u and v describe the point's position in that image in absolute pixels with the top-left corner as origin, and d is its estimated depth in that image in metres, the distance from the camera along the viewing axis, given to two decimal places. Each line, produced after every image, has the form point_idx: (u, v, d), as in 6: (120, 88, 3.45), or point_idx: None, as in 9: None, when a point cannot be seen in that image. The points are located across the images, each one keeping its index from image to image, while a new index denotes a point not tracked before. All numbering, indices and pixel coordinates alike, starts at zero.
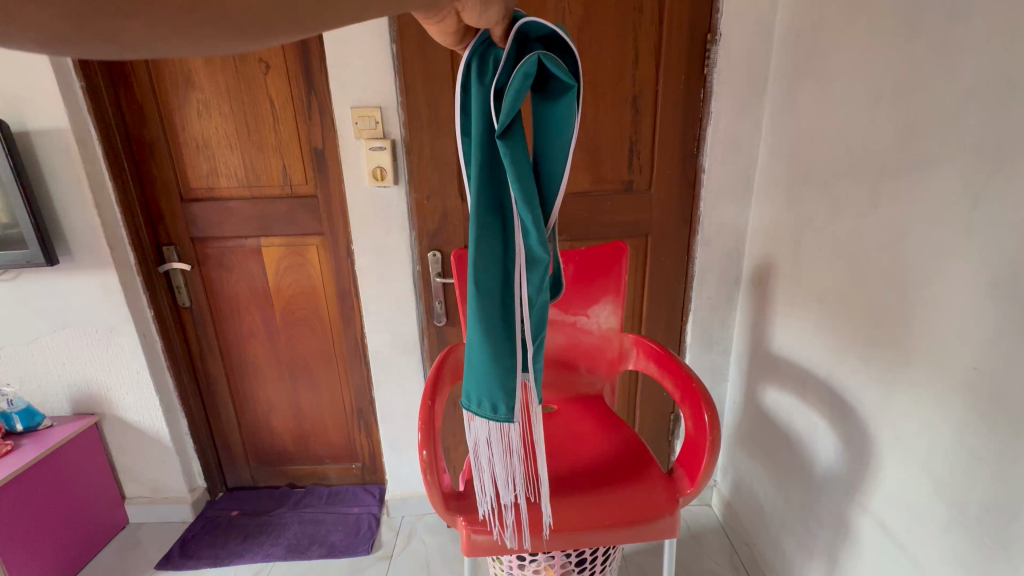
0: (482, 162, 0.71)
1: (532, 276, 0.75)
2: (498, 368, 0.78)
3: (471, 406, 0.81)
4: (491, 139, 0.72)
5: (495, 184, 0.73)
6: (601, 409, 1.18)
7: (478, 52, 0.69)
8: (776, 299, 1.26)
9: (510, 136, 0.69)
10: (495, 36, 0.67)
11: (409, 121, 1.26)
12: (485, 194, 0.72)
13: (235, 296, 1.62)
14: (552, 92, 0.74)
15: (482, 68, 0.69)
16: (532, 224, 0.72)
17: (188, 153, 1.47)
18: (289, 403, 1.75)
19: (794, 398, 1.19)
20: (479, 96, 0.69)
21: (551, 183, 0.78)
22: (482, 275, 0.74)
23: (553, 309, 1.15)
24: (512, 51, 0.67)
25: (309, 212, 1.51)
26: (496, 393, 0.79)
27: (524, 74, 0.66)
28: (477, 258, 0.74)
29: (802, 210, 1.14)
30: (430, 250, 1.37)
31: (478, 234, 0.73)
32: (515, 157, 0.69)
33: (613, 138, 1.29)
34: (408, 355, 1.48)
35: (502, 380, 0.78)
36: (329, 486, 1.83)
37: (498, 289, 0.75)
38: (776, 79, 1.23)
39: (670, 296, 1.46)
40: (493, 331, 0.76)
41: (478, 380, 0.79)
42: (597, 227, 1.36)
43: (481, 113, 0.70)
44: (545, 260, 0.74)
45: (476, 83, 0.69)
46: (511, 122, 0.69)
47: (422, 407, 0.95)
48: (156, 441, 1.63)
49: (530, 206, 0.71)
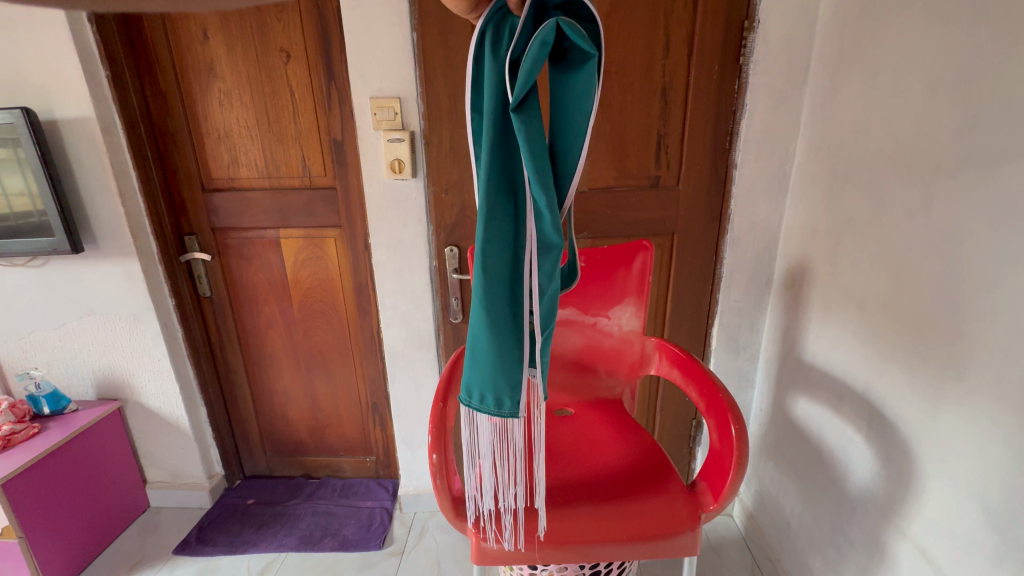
0: (495, 138, 0.70)
1: (545, 261, 0.74)
2: (505, 358, 0.75)
3: (472, 402, 0.79)
4: (505, 114, 0.70)
5: (507, 162, 0.72)
6: (621, 416, 1.12)
7: (493, 23, 0.69)
8: (811, 304, 1.19)
9: (524, 108, 0.69)
10: (511, 5, 0.67)
11: (428, 111, 1.23)
12: (496, 171, 0.71)
13: (254, 286, 1.63)
14: (570, 64, 0.73)
15: (497, 39, 0.69)
16: (545, 203, 0.70)
17: (210, 142, 1.48)
18: (305, 393, 1.76)
19: (826, 410, 1.13)
20: (492, 68, 0.69)
21: (565, 163, 0.76)
22: (491, 257, 0.72)
23: (572, 309, 1.11)
24: (527, 21, 0.67)
25: (327, 204, 1.50)
26: (501, 385, 0.76)
27: (541, 42, 0.66)
28: (487, 237, 0.72)
29: (843, 211, 1.07)
30: (447, 245, 1.34)
31: (488, 214, 0.71)
32: (529, 132, 0.69)
33: (639, 131, 1.23)
34: (423, 350, 1.46)
35: (510, 370, 0.76)
36: (343, 478, 1.84)
37: (506, 274, 0.73)
38: (817, 70, 1.15)
39: (696, 298, 1.39)
40: (499, 319, 0.74)
41: (483, 371, 0.77)
42: (620, 225, 1.30)
43: (494, 87, 0.69)
44: (560, 245, 0.72)
45: (490, 56, 0.69)
46: (524, 94, 0.68)
47: (434, 408, 0.93)
48: (175, 428, 1.65)
49: (543, 183, 0.69)
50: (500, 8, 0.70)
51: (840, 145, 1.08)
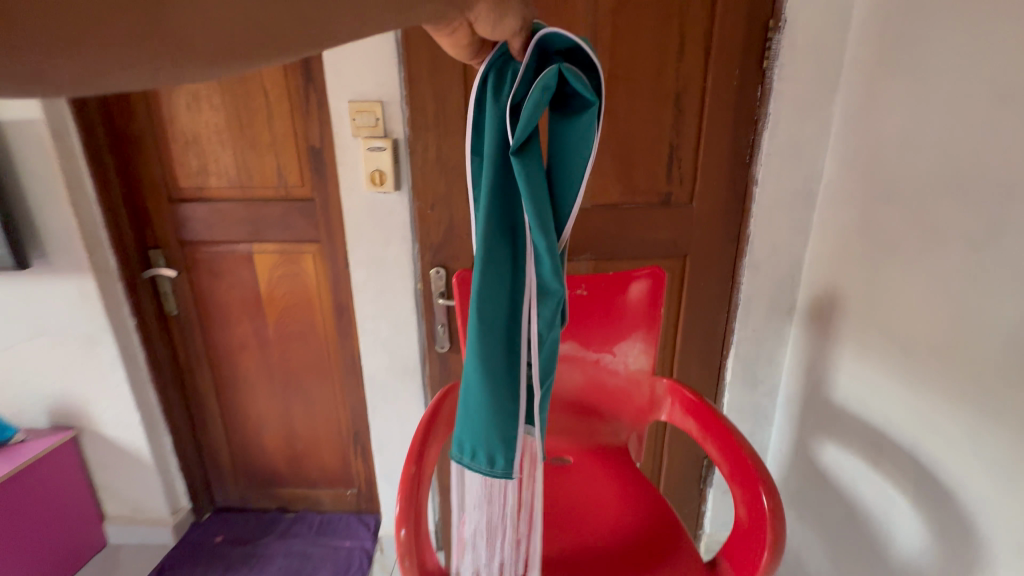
0: (495, 186, 0.58)
1: (543, 310, 0.60)
2: (498, 413, 0.62)
3: (464, 458, 0.65)
4: (506, 163, 0.58)
5: (506, 207, 0.59)
6: (627, 467, 0.98)
7: (496, 66, 0.57)
8: (842, 340, 1.05)
9: (527, 154, 0.55)
10: (512, 47, 0.55)
11: (412, 117, 1.09)
12: (496, 220, 0.58)
13: (225, 304, 1.49)
14: (572, 108, 0.60)
15: (498, 83, 0.57)
16: (547, 250, 0.56)
17: (177, 149, 1.35)
18: (281, 420, 1.61)
19: (861, 462, 0.99)
20: (494, 116, 0.56)
21: (565, 206, 0.62)
22: (486, 311, 0.59)
23: (571, 344, 0.98)
24: (531, 63, 0.54)
25: (305, 216, 1.37)
26: (493, 443, 0.62)
27: (543, 87, 0.53)
28: (482, 291, 0.59)
29: (883, 236, 0.94)
30: (433, 266, 1.20)
31: (484, 263, 0.58)
32: (531, 182, 0.55)
33: (649, 143, 1.10)
34: (407, 380, 1.32)
35: (505, 429, 0.62)
36: (321, 513, 1.70)
37: (503, 323, 0.60)
38: (850, 76, 1.02)
39: (709, 327, 1.25)
40: (492, 369, 0.61)
41: (475, 426, 0.63)
42: (626, 246, 1.17)
43: (494, 130, 0.56)
44: (560, 292, 0.59)
45: (490, 100, 0.57)
46: (528, 139, 0.55)
47: (404, 477, 0.81)
48: (136, 460, 1.51)
49: (545, 229, 0.56)
50: (502, 50, 0.56)
51: (878, 161, 0.95)
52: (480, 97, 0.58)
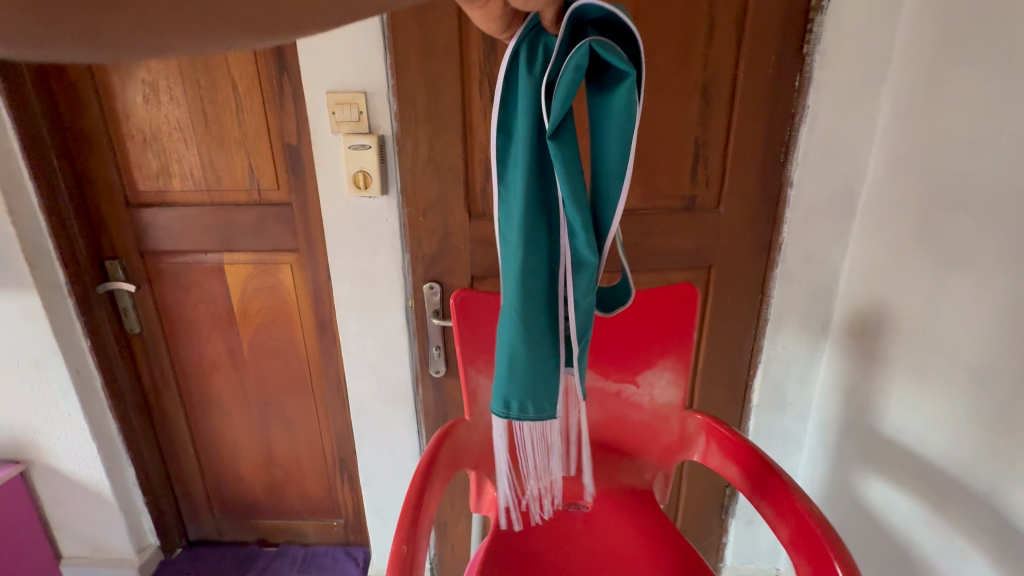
0: (530, 163, 0.57)
1: (577, 281, 0.60)
2: (542, 362, 0.63)
3: (510, 413, 0.65)
4: (540, 143, 0.58)
5: (542, 182, 0.59)
6: (655, 514, 0.84)
7: (528, 40, 0.55)
8: (893, 363, 0.92)
9: (561, 135, 0.54)
10: (545, 21, 0.53)
11: (401, 109, 0.95)
12: (533, 195, 0.58)
13: (194, 320, 1.34)
14: (606, 81, 0.55)
15: (530, 60, 0.55)
16: (579, 223, 0.57)
17: (134, 147, 1.19)
18: (259, 447, 1.46)
19: (920, 504, 0.87)
20: (528, 92, 0.55)
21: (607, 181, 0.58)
22: (528, 280, 0.60)
23: (588, 373, 0.85)
24: (565, 40, 0.53)
25: (281, 222, 1.21)
26: (540, 393, 0.64)
27: (576, 67, 0.51)
28: (524, 262, 0.60)
29: (947, 247, 0.81)
30: (426, 280, 1.06)
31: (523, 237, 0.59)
32: (567, 164, 0.55)
33: (671, 140, 0.97)
34: (397, 406, 1.18)
35: (546, 378, 0.64)
36: (305, 545, 1.56)
37: (543, 286, 0.61)
38: (902, 63, 0.90)
39: (736, 345, 1.12)
40: (535, 325, 0.62)
41: (519, 379, 0.63)
42: (645, 256, 1.03)
43: (528, 107, 0.56)
44: (594, 262, 0.58)
45: (524, 77, 0.55)
46: (562, 120, 0.54)
47: (393, 553, 0.65)
48: (94, 495, 1.35)
49: (579, 202, 0.56)
50: (534, 23, 0.55)
51: (940, 160, 0.82)
52: (511, 72, 0.57)
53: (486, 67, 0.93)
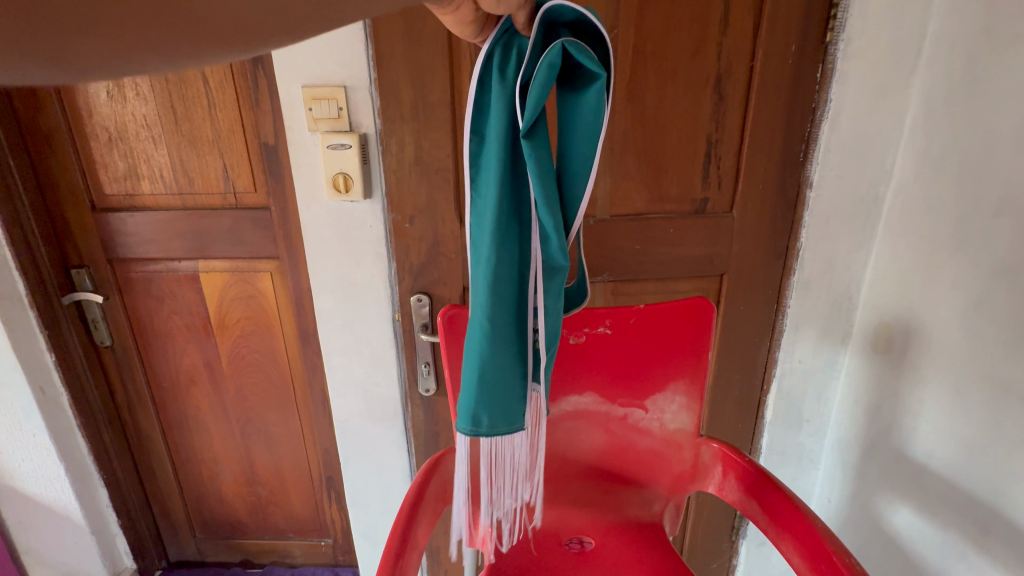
0: (503, 166, 0.53)
1: (548, 286, 0.56)
2: (510, 374, 0.58)
3: (478, 431, 0.58)
4: (513, 146, 0.54)
5: (515, 185, 0.55)
6: (666, 553, 0.76)
7: (501, 43, 0.52)
8: (925, 382, 0.84)
9: (535, 137, 0.52)
10: (518, 23, 0.51)
11: (384, 106, 0.86)
12: (504, 198, 0.54)
13: (167, 332, 1.25)
14: (579, 83, 0.53)
15: (503, 62, 0.52)
16: (553, 226, 0.53)
17: (98, 147, 1.10)
18: (240, 465, 1.38)
19: (957, 538, 0.79)
20: (501, 94, 0.52)
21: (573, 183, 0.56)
22: (499, 288, 0.55)
23: (591, 397, 0.77)
24: (537, 42, 0.50)
25: (259, 228, 1.13)
26: (508, 404, 0.59)
27: (549, 65, 0.49)
28: (495, 270, 0.54)
29: (991, 255, 0.73)
30: (414, 292, 0.98)
31: (495, 240, 0.54)
32: (541, 167, 0.52)
33: (681, 138, 0.89)
34: (385, 426, 1.10)
35: (516, 389, 0.59)
36: (292, 566, 1.48)
37: (514, 293, 0.56)
38: (938, 53, 0.81)
39: (749, 359, 1.04)
40: (504, 331, 0.57)
41: (488, 393, 0.58)
42: (652, 264, 0.95)
43: (502, 110, 0.52)
44: (566, 266, 0.56)
45: (495, 80, 0.52)
46: (536, 121, 0.52)
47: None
48: (64, 519, 1.27)
49: (553, 205, 0.53)
50: (507, 27, 0.52)
51: (984, 159, 0.74)
52: (484, 75, 0.53)
53: (477, 59, 0.85)
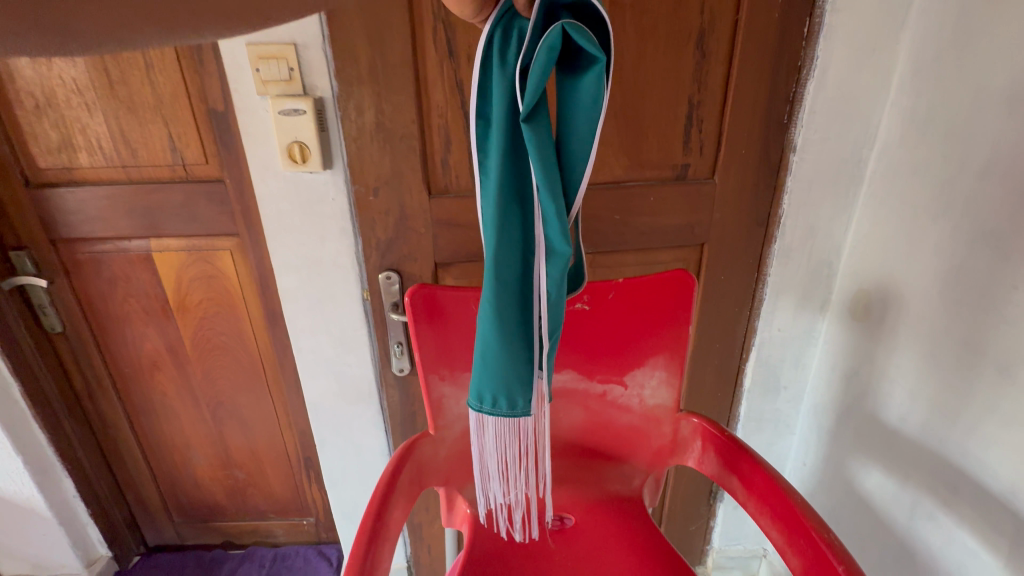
0: (505, 151, 0.51)
1: (549, 271, 0.52)
2: (515, 358, 0.56)
3: (483, 409, 0.58)
4: (514, 130, 0.51)
5: (517, 167, 0.52)
6: (648, 527, 0.75)
7: (501, 25, 0.49)
8: (902, 349, 0.84)
9: (535, 120, 0.49)
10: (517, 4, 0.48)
11: (340, 67, 0.78)
12: (508, 180, 0.51)
13: (124, 316, 1.18)
14: (579, 64, 0.49)
15: (504, 46, 0.49)
16: (554, 211, 0.50)
17: (25, 115, 0.99)
18: (213, 448, 1.34)
19: (924, 499, 0.81)
20: (500, 79, 0.49)
21: (575, 166, 0.52)
22: (501, 270, 0.53)
23: (569, 374, 0.75)
24: (538, 24, 0.47)
25: (214, 203, 1.05)
26: (512, 387, 0.56)
27: (549, 48, 0.46)
28: (495, 255, 0.53)
29: (972, 221, 0.72)
30: (383, 269, 0.92)
31: (496, 222, 0.52)
32: (541, 150, 0.49)
33: (663, 99, 0.83)
34: (361, 407, 1.07)
35: (521, 375, 0.56)
36: (274, 546, 1.46)
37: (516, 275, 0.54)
38: (931, 3, 0.77)
39: (728, 329, 1.03)
40: (507, 315, 0.54)
41: (492, 375, 0.56)
42: (632, 234, 0.92)
43: (502, 93, 0.50)
44: (568, 251, 0.51)
45: (497, 65, 0.49)
46: (537, 104, 0.48)
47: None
48: (30, 510, 1.23)
49: (553, 189, 0.50)
50: (507, 7, 0.49)
51: (971, 119, 0.72)
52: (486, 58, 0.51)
53: (440, 13, 0.77)
